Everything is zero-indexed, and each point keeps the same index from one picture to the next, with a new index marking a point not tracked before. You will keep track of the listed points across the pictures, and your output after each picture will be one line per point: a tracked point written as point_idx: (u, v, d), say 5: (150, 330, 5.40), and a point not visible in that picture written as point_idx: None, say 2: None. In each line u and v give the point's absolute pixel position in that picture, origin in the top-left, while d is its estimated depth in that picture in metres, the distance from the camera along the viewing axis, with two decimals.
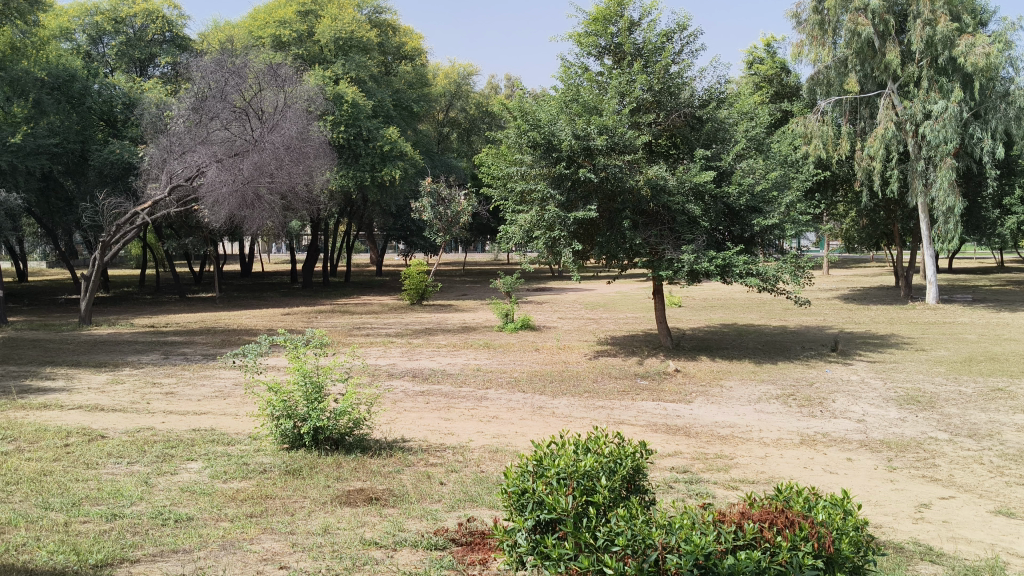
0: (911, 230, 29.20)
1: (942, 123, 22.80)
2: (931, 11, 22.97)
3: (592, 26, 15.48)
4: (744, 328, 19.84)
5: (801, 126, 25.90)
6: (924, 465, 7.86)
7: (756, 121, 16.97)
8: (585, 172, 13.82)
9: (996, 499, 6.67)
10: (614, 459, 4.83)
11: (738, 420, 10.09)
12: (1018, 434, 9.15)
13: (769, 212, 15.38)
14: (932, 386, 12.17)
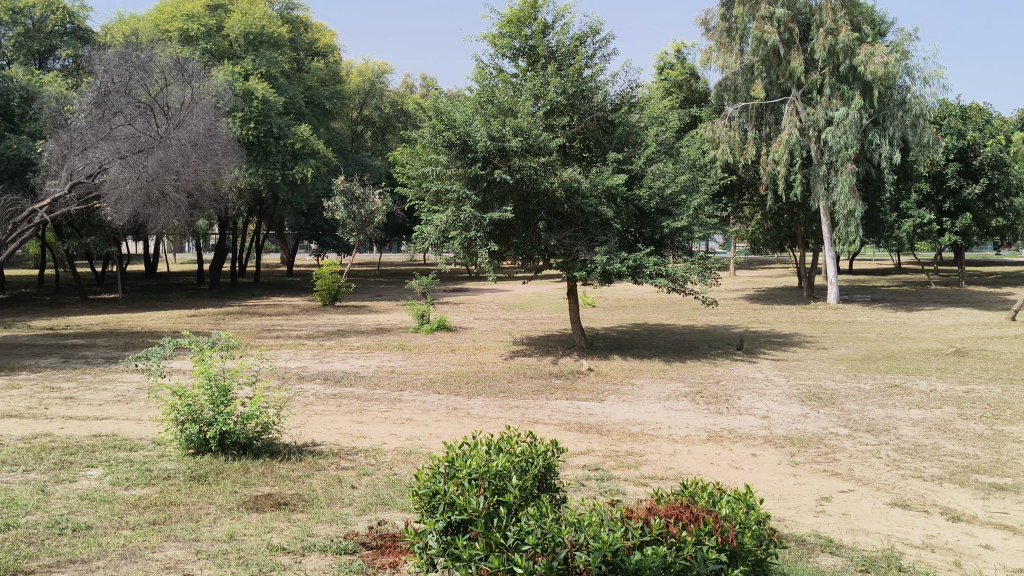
0: (814, 233, 30.17)
1: (843, 130, 23.60)
2: (833, 21, 23.78)
3: (505, 28, 15.44)
4: (655, 327, 20.15)
5: (709, 131, 26.47)
6: (825, 460, 8.09)
7: (666, 125, 17.28)
8: (501, 173, 13.79)
9: (893, 492, 6.92)
10: (525, 458, 4.83)
11: (649, 418, 10.23)
12: (913, 429, 9.52)
13: (679, 215, 15.70)
14: (833, 383, 12.59)
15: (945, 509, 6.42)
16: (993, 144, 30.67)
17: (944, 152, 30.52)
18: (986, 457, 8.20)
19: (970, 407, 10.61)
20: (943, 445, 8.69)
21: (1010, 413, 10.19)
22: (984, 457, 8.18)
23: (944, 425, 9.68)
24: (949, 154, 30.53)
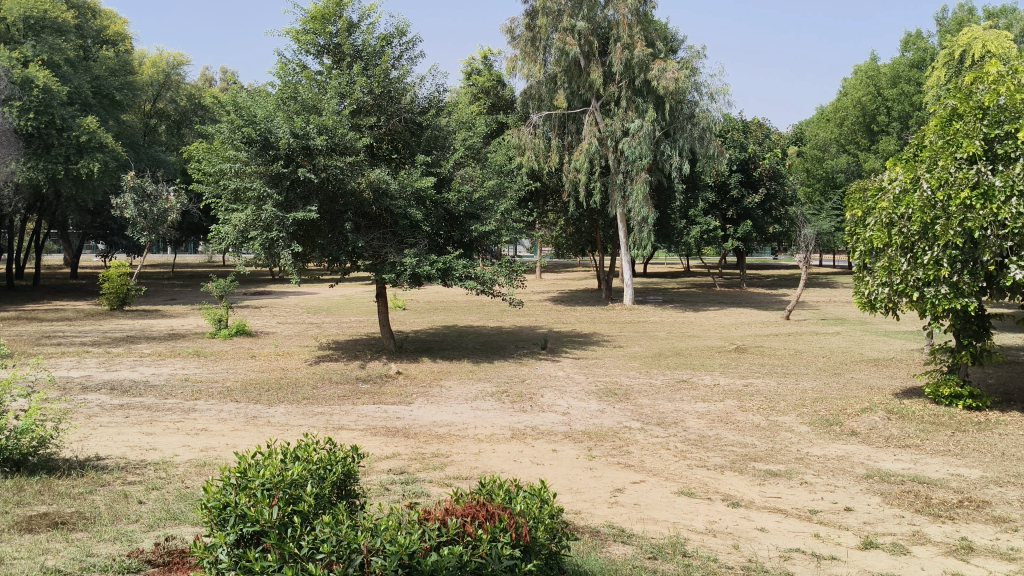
0: (612, 237, 31.43)
1: (638, 140, 24.82)
2: (629, 36, 24.90)
3: (309, 24, 15.00)
4: (462, 329, 20.31)
5: (514, 138, 26.84)
6: (620, 453, 8.43)
7: (473, 130, 17.46)
8: (305, 172, 13.44)
9: (679, 481, 7.31)
10: (322, 465, 4.71)
11: (455, 419, 10.29)
12: (699, 421, 10.11)
13: (487, 219, 15.91)
14: (628, 379, 13.17)
15: (726, 496, 6.84)
16: (770, 157, 33.34)
17: (728, 163, 32.65)
18: (763, 445, 8.83)
19: (749, 399, 11.38)
20: (725, 436, 9.26)
21: (784, 404, 11.02)
22: (761, 446, 8.80)
23: (726, 417, 10.34)
24: (733, 165, 32.70)
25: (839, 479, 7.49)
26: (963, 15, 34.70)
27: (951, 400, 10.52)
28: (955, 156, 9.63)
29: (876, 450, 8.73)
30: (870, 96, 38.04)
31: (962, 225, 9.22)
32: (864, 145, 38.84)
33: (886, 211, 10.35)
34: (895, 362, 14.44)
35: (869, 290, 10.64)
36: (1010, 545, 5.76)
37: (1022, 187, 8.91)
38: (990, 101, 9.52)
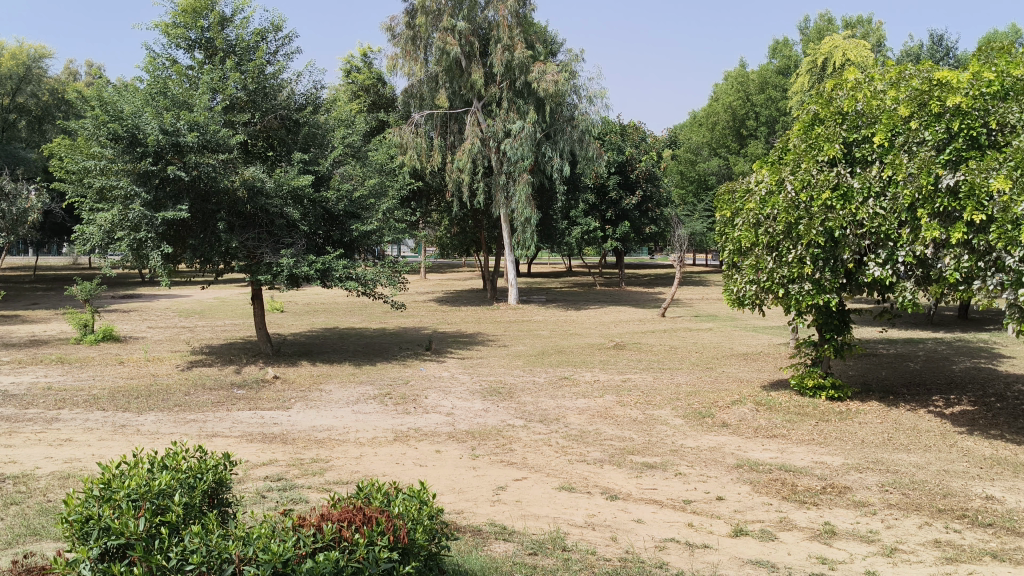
0: (495, 237, 31.56)
1: (520, 142, 25.01)
2: (509, 37, 25.09)
3: (179, 18, 14.45)
4: (343, 331, 20.00)
5: (396, 137, 26.38)
6: (502, 451, 8.48)
7: (352, 129, 17.22)
8: (175, 170, 12.94)
9: (560, 477, 7.39)
10: (193, 473, 4.54)
11: (335, 423, 10.12)
12: (580, 417, 10.27)
13: (367, 219, 15.74)
14: (512, 378, 13.25)
15: (605, 489, 6.97)
16: (647, 160, 34.21)
17: (606, 165, 33.27)
18: (640, 439, 9.04)
19: (627, 394, 11.64)
20: (605, 430, 9.44)
21: (660, 398, 11.32)
22: (638, 439, 9.01)
23: (606, 412, 10.54)
24: (611, 167, 33.33)
25: (711, 469, 7.74)
26: (823, 24, 36.42)
27: (814, 391, 11.03)
28: (816, 159, 10.07)
29: (746, 440, 9.07)
30: (740, 101, 39.44)
31: (823, 225, 9.66)
32: (735, 148, 40.30)
33: (753, 213, 10.75)
34: (764, 356, 15.05)
35: (738, 287, 11.03)
36: (869, 528, 6.08)
37: (878, 189, 9.40)
38: (848, 107, 10.00)
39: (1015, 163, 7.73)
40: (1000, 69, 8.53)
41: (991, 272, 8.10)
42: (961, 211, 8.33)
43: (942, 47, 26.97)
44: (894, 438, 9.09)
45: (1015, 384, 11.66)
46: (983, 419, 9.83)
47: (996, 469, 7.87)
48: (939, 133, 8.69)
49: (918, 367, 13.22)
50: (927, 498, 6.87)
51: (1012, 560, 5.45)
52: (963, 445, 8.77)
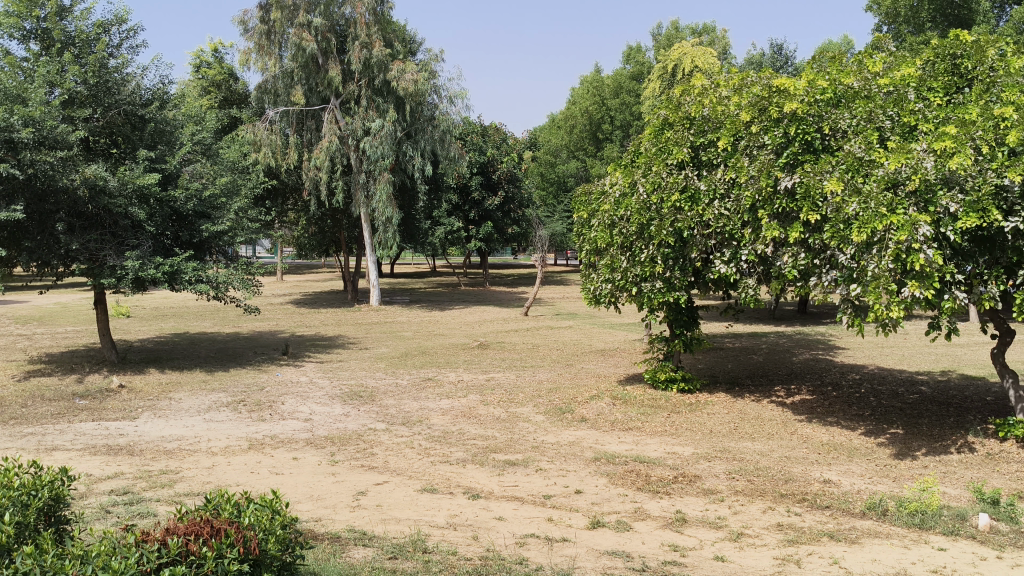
0: (354, 238, 31.09)
1: (380, 140, 24.78)
2: (367, 36, 24.88)
3: (12, 6, 13.54)
4: (194, 337, 19.25)
5: (249, 133, 25.52)
6: (362, 456, 8.36)
7: (203, 125, 16.63)
8: (8, 168, 12.12)
9: (422, 479, 7.36)
10: (26, 491, 4.27)
11: (186, 432, 9.72)
12: (443, 418, 10.26)
13: (218, 219, 15.27)
14: (373, 381, 13.09)
15: (467, 489, 6.99)
16: (508, 161, 34.52)
17: (469, 166, 33.33)
18: (502, 437, 9.12)
19: (489, 394, 11.70)
20: (467, 430, 9.46)
21: (521, 396, 11.45)
22: (500, 437, 9.08)
23: (468, 411, 10.57)
24: (473, 168, 33.42)
25: (570, 464, 7.89)
26: (674, 32, 37.73)
27: (667, 384, 11.41)
28: (666, 162, 10.40)
29: (604, 434, 9.28)
30: (596, 105, 40.33)
31: (673, 226, 10.01)
32: (592, 151, 41.20)
33: (608, 214, 11.03)
34: (621, 352, 15.48)
35: (595, 285, 11.28)
36: (717, 514, 6.34)
37: (723, 191, 9.80)
38: (696, 112, 10.40)
39: (847, 167, 8.20)
40: (832, 77, 9.01)
41: (826, 269, 8.63)
42: (799, 211, 8.79)
43: (781, 56, 28.39)
44: (740, 427, 9.52)
45: (849, 373, 12.43)
46: (820, 407, 10.43)
47: (833, 454, 8.37)
48: (777, 137, 9.13)
49: (762, 360, 13.89)
50: (771, 484, 7.23)
51: (847, 539, 5.81)
52: (803, 432, 9.27)
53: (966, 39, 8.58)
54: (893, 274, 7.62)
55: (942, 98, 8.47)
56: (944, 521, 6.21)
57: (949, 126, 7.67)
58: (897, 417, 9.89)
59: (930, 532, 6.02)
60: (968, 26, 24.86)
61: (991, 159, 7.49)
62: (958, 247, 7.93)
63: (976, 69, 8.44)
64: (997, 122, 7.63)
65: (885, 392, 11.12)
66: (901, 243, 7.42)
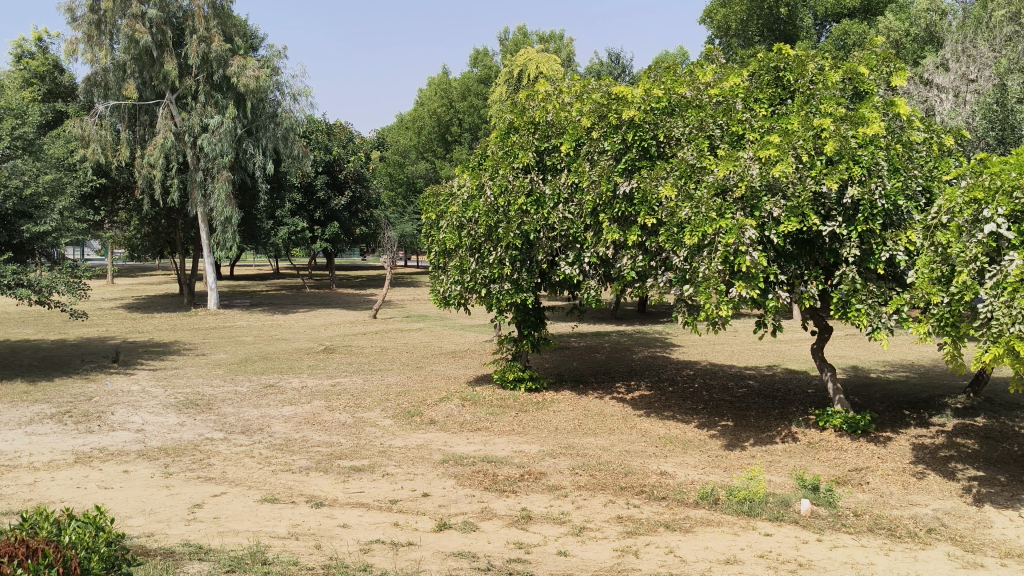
0: (192, 238, 29.79)
1: (218, 138, 23.94)
2: (205, 29, 24.02)
3: None
4: (14, 344, 17.98)
5: (76, 128, 23.78)
6: (200, 467, 8.04)
7: (23, 120, 15.56)
8: None
9: (263, 489, 7.15)
10: None
11: (4, 448, 9.06)
12: (285, 425, 10.01)
13: (41, 219, 14.27)
14: (211, 388, 12.62)
15: (310, 497, 6.85)
16: (355, 161, 34.07)
17: (313, 165, 32.60)
18: (348, 443, 8.99)
19: (335, 399, 11.50)
20: (311, 437, 9.27)
21: (368, 400, 11.32)
22: (346, 443, 8.95)
23: (312, 418, 10.36)
24: (318, 167, 32.73)
25: (417, 467, 7.87)
26: (520, 38, 38.27)
27: (515, 383, 11.57)
28: (512, 166, 10.52)
29: (451, 436, 9.31)
30: (444, 107, 40.42)
31: (519, 229, 10.15)
32: (440, 153, 41.20)
33: (456, 215, 11.00)
34: (468, 353, 15.55)
35: (443, 287, 11.29)
36: (561, 510, 6.48)
37: (567, 195, 10.06)
38: (540, 117, 10.58)
39: (680, 173, 8.55)
40: (667, 86, 9.33)
41: (662, 271, 9.04)
42: (636, 215, 9.13)
43: (619, 65, 29.31)
44: (584, 424, 9.76)
45: (685, 369, 12.98)
46: (659, 402, 10.84)
47: (670, 447, 8.72)
48: (616, 143, 9.42)
49: (606, 358, 14.29)
50: (612, 478, 7.45)
51: (682, 528, 6.06)
52: (642, 427, 9.61)
53: (788, 53, 9.06)
54: (723, 275, 8.03)
55: (768, 109, 8.94)
56: (770, 508, 6.58)
57: (774, 136, 8.11)
58: (728, 409, 10.41)
59: (757, 519, 6.36)
60: (791, 41, 26.55)
61: (810, 167, 7.97)
62: (781, 249, 8.42)
63: (798, 82, 8.93)
64: (816, 133, 8.06)
65: (718, 387, 11.68)
66: (730, 245, 7.83)
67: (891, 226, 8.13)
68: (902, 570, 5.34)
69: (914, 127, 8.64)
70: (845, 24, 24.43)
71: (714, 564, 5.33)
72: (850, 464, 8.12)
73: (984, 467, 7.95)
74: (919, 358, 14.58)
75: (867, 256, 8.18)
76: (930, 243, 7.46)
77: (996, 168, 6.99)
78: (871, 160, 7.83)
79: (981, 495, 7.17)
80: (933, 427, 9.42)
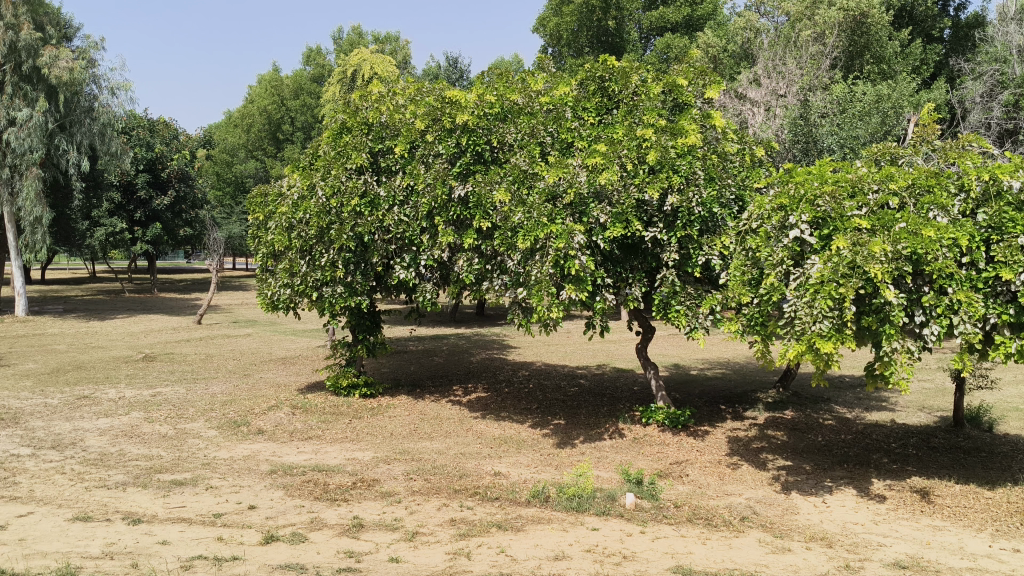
0: None
1: (27, 132, 22.41)
2: (12, 16, 22.47)
3: None
4: None
5: None
6: (3, 486, 7.48)
7: None
8: None
9: (75, 507, 6.74)
10: None
11: None
12: (101, 438, 9.47)
13: None
14: (17, 402, 11.76)
15: (126, 514, 6.51)
16: (178, 158, 32.59)
17: (134, 163, 30.89)
18: (169, 455, 8.60)
19: (156, 410, 10.97)
20: (129, 451, 8.81)
21: (192, 411, 10.85)
22: (167, 456, 8.56)
23: (131, 430, 9.84)
24: (138, 164, 31.03)
25: (244, 479, 7.63)
26: (355, 38, 37.82)
27: (349, 390, 11.43)
28: (345, 166, 10.35)
29: (280, 445, 9.08)
30: (275, 105, 39.26)
31: (353, 231, 10.04)
32: (271, 152, 40.08)
33: (284, 216, 10.68)
34: (299, 359, 15.23)
35: (271, 291, 10.97)
36: (393, 516, 6.45)
37: (401, 197, 10.13)
38: (373, 118, 10.49)
39: (513, 178, 8.67)
40: (500, 93, 9.49)
41: (496, 274, 9.19)
42: (470, 218, 9.25)
43: (456, 69, 29.47)
44: (419, 428, 9.76)
45: (519, 370, 13.21)
46: (493, 404, 10.99)
47: (504, 447, 8.85)
48: (451, 147, 9.48)
49: (441, 361, 14.33)
50: (445, 481, 7.49)
51: (514, 528, 6.16)
52: (476, 428, 9.71)
53: (613, 64, 9.34)
54: (553, 278, 8.29)
55: (595, 118, 9.23)
56: (597, 503, 6.80)
57: (600, 144, 8.39)
58: (560, 409, 10.68)
59: (585, 514, 6.55)
60: (618, 53, 27.44)
61: (634, 175, 8.27)
62: (607, 254, 8.74)
63: (623, 93, 9.26)
64: (639, 142, 8.36)
65: (550, 386, 11.96)
66: (560, 249, 8.07)
67: (707, 232, 8.58)
68: (717, 557, 5.65)
69: (728, 139, 9.12)
70: (668, 38, 25.56)
71: (543, 561, 5.45)
72: (671, 457, 8.49)
73: (791, 457, 8.52)
74: (736, 356, 15.45)
75: (685, 260, 8.61)
76: (742, 248, 7.92)
77: (800, 177, 7.46)
78: (689, 169, 8.21)
79: (789, 483, 7.69)
80: (747, 420, 10.02)
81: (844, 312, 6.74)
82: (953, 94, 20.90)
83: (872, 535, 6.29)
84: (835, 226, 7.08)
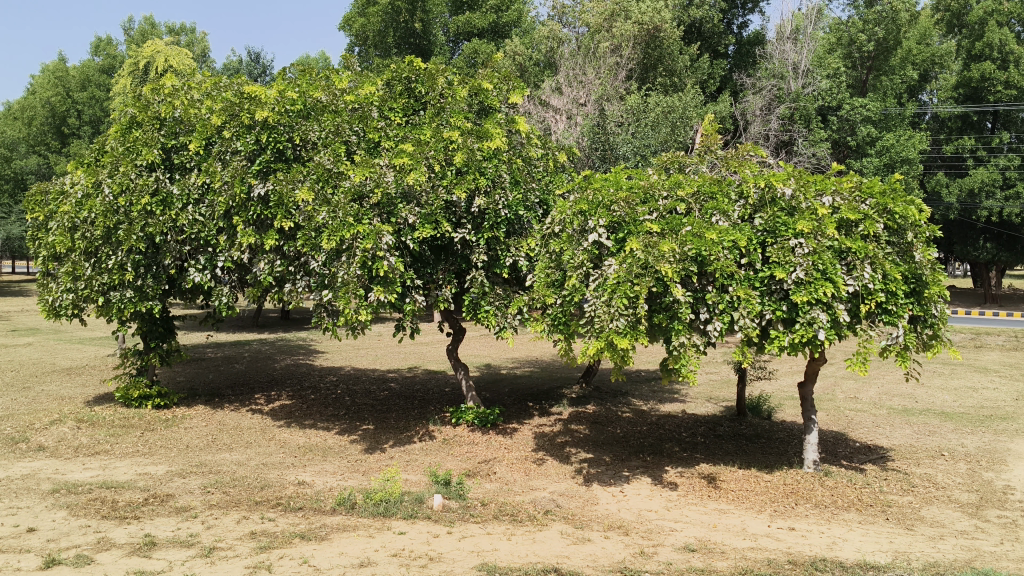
0: None
1: None
2: None
3: None
4: None
5: None
6: None
7: None
8: None
9: None
10: None
11: None
12: None
13: None
14: None
15: None
16: None
17: None
18: None
19: None
20: None
21: None
22: None
23: None
24: None
25: (21, 500, 7.05)
26: (148, 28, 35.91)
27: (140, 401, 10.83)
28: (135, 163, 9.82)
29: (64, 462, 8.48)
30: (59, 96, 36.57)
31: (143, 231, 9.58)
32: (55, 147, 37.27)
33: (67, 215, 9.99)
34: (87, 370, 14.26)
35: (52, 296, 10.22)
36: (189, 532, 6.18)
37: (196, 196, 9.71)
38: (166, 113, 10.00)
39: (317, 177, 8.51)
40: (302, 89, 9.23)
41: (300, 275, 8.99)
42: (272, 218, 8.99)
43: (258, 65, 28.59)
44: (218, 439, 9.39)
45: (327, 376, 12.98)
46: (300, 411, 10.73)
47: (309, 455, 8.67)
48: (250, 144, 9.12)
49: (243, 368, 13.86)
50: (246, 493, 7.23)
51: (318, 537, 6.04)
52: (280, 437, 9.45)
53: (418, 65, 9.37)
54: (361, 280, 8.22)
55: (401, 118, 9.34)
56: (404, 506, 6.79)
57: (407, 146, 8.39)
58: (369, 413, 10.58)
59: (392, 518, 6.53)
60: (426, 55, 27.48)
61: (441, 177, 8.37)
62: (416, 255, 8.75)
63: (429, 94, 9.34)
64: (446, 144, 8.44)
65: (360, 391, 11.83)
66: (367, 250, 8.02)
67: (513, 234, 8.78)
68: (520, 552, 5.78)
69: (532, 143, 9.35)
70: (475, 43, 25.88)
71: (347, 568, 5.39)
72: (479, 456, 8.61)
73: (592, 450, 8.85)
74: (542, 354, 15.89)
75: (493, 261, 8.75)
76: (546, 250, 8.17)
77: (597, 183, 7.74)
78: (495, 172, 8.37)
79: (589, 475, 7.98)
80: (551, 417, 10.32)
81: (639, 309, 7.08)
82: (737, 107, 22.30)
83: (664, 522, 6.63)
84: (629, 229, 7.44)
